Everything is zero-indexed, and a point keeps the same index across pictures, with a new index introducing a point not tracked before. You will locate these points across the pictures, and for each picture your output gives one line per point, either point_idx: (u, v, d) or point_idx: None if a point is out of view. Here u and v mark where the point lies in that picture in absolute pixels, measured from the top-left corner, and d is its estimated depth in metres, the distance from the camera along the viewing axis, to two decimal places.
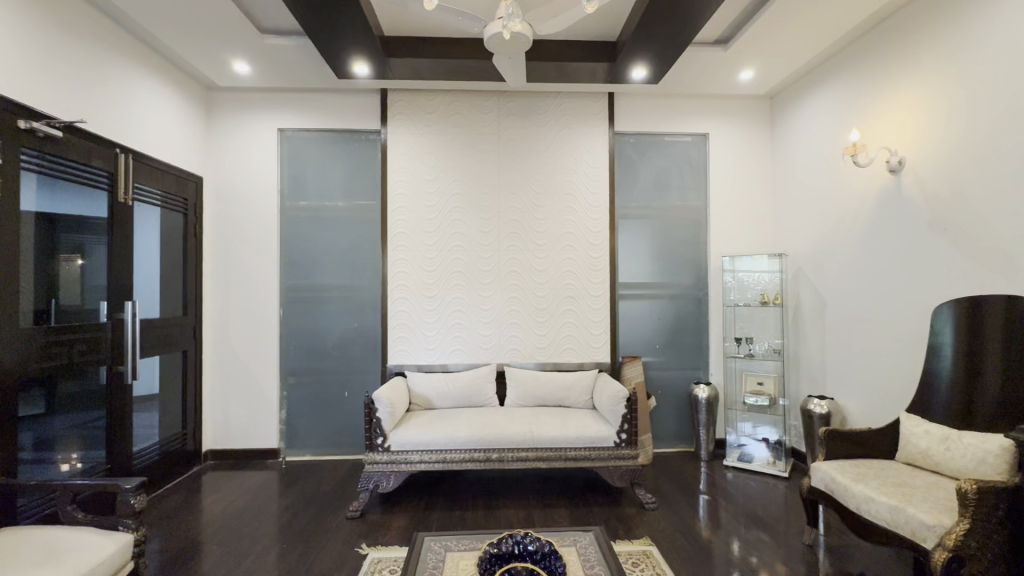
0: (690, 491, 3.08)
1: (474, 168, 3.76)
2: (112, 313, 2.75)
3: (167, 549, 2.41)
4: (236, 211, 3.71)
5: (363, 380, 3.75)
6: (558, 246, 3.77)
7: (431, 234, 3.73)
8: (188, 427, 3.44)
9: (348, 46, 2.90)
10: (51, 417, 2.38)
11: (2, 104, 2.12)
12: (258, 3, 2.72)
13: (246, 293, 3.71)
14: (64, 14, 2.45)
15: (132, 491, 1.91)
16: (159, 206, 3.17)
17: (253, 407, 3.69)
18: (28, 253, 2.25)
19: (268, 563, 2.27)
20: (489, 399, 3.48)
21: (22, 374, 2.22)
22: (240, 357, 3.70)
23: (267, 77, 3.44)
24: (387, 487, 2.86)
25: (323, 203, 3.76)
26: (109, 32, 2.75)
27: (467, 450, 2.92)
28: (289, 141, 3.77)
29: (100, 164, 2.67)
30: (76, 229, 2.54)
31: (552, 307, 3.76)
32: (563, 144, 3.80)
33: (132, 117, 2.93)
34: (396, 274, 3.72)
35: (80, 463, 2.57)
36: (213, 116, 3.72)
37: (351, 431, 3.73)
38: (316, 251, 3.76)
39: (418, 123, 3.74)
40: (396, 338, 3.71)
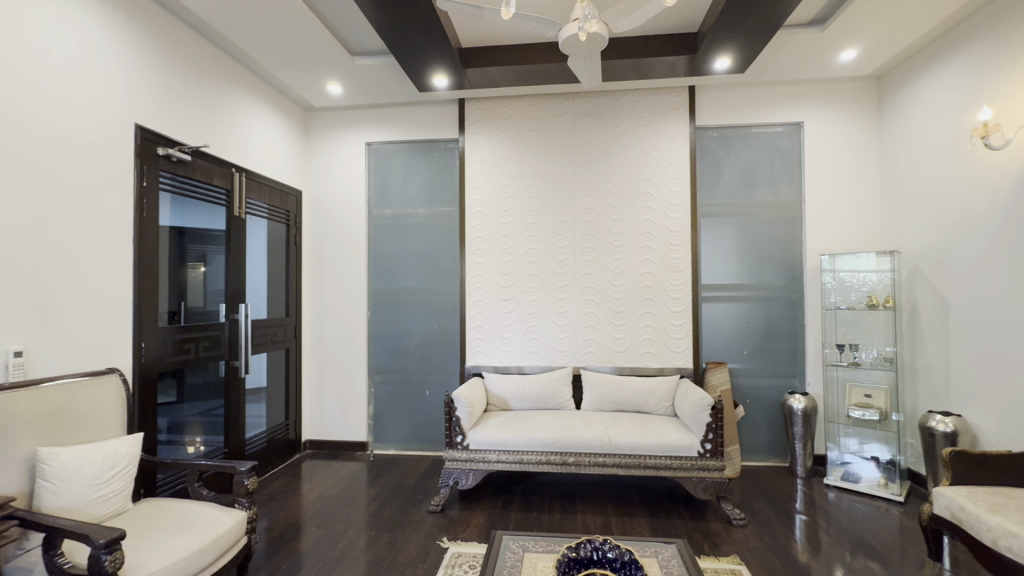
0: (785, 509, 2.84)
1: (549, 171, 3.77)
2: (228, 314, 3.10)
3: (274, 527, 2.66)
4: (330, 220, 4.04)
5: (443, 379, 3.89)
6: (636, 247, 3.67)
7: (507, 238, 3.79)
8: (290, 418, 3.78)
9: (430, 59, 3.04)
10: (181, 404, 2.74)
11: (145, 135, 2.49)
12: (348, 28, 2.93)
13: (338, 296, 4.01)
14: (191, 54, 2.82)
15: (245, 473, 2.14)
16: (267, 219, 3.53)
17: (345, 401, 3.98)
18: (164, 262, 2.61)
19: (359, 548, 2.44)
20: (565, 403, 3.46)
21: (160, 367, 2.57)
22: (333, 355, 4.01)
23: (356, 95, 3.70)
24: (466, 484, 2.95)
25: (406, 210, 3.97)
26: (226, 67, 3.12)
27: (543, 452, 2.92)
28: (376, 154, 4.02)
29: (219, 183, 3.02)
30: (201, 240, 2.90)
31: (630, 310, 3.66)
32: (640, 143, 3.69)
33: (245, 140, 3.30)
34: (474, 277, 3.83)
35: (204, 446, 2.92)
36: (311, 135, 4.08)
37: (432, 428, 3.89)
38: (399, 256, 3.97)
39: (495, 130, 3.82)
40: (474, 340, 3.81)
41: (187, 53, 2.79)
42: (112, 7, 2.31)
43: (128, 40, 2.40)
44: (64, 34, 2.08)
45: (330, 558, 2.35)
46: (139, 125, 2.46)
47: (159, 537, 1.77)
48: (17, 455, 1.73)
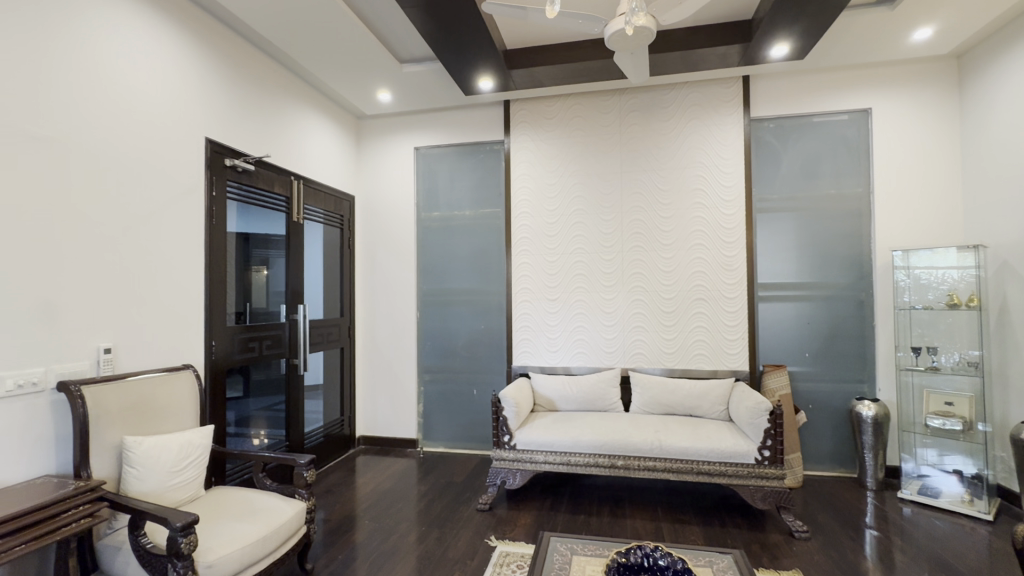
0: (853, 523, 2.66)
1: (596, 170, 3.73)
2: (288, 315, 3.28)
3: (331, 519, 2.78)
4: (382, 224, 4.17)
5: (490, 379, 3.93)
6: (686, 245, 3.56)
7: (553, 238, 3.78)
8: (344, 414, 3.94)
9: (475, 63, 3.08)
10: (247, 399, 2.92)
11: (215, 148, 2.69)
12: (397, 36, 3.02)
13: (389, 298, 4.14)
14: (254, 70, 3.01)
15: (305, 466, 2.25)
16: (323, 224, 3.70)
17: (396, 399, 4.10)
18: (231, 266, 2.80)
19: (410, 542, 2.51)
20: (614, 405, 3.40)
21: (229, 364, 2.76)
22: (385, 354, 4.14)
23: (405, 101, 3.81)
24: (514, 484, 2.96)
25: (453, 212, 4.04)
26: (286, 80, 3.31)
27: (591, 455, 2.89)
28: (424, 158, 4.12)
29: (280, 190, 3.19)
30: (265, 245, 3.08)
31: (681, 310, 3.55)
32: (691, 137, 3.57)
33: (302, 149, 3.47)
34: (520, 278, 3.84)
35: (267, 439, 3.10)
36: (363, 142, 4.23)
37: (480, 427, 3.93)
38: (447, 257, 4.05)
39: (540, 130, 3.81)
40: (521, 340, 3.82)
41: (250, 69, 2.98)
42: (184, 30, 2.50)
43: (199, 60, 2.59)
44: (148, 60, 2.29)
45: (383, 551, 2.43)
46: (210, 139, 2.65)
47: (227, 523, 1.90)
48: (108, 443, 1.91)
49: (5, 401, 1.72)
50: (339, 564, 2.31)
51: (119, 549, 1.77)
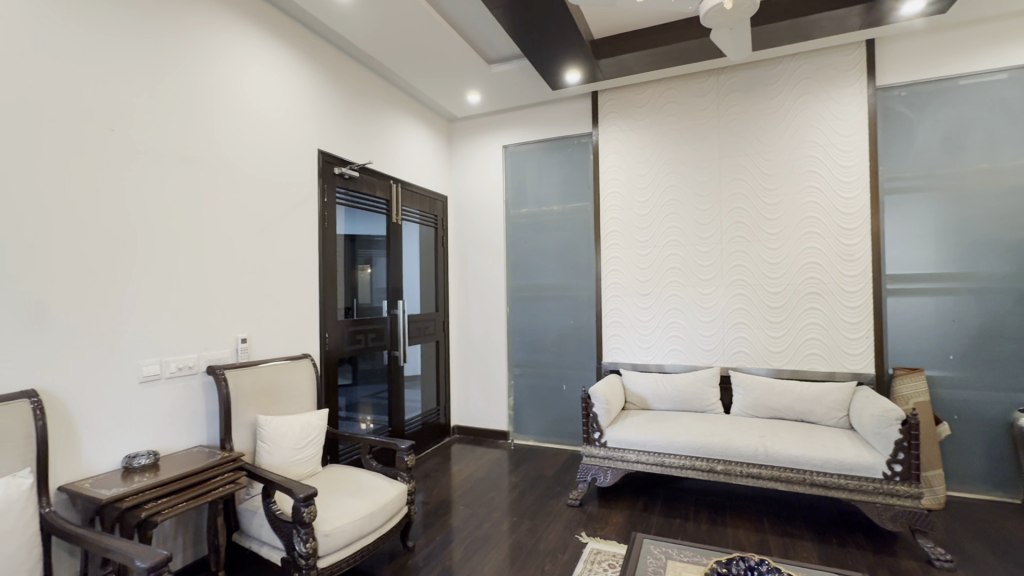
0: (1015, 557, 2.25)
1: (691, 157, 3.52)
2: (390, 310, 3.52)
3: (429, 502, 2.95)
4: (473, 222, 4.32)
5: (580, 375, 3.90)
6: (796, 233, 3.24)
7: (644, 230, 3.64)
8: (440, 404, 4.15)
9: (561, 56, 3.06)
10: (355, 386, 3.19)
11: (326, 158, 2.96)
12: (485, 37, 3.10)
13: (480, 293, 4.27)
14: (357, 83, 3.27)
15: (405, 450, 2.41)
16: (419, 224, 3.92)
17: (488, 391, 4.23)
18: (340, 265, 3.07)
19: (503, 531, 2.58)
20: (712, 406, 3.20)
21: (339, 354, 3.03)
22: (477, 348, 4.29)
23: (494, 101, 3.89)
24: (605, 482, 2.91)
25: (541, 208, 4.06)
26: (385, 90, 3.55)
27: (687, 457, 2.75)
28: (513, 155, 4.18)
29: (381, 194, 3.44)
30: (369, 245, 3.34)
31: (790, 306, 3.24)
32: (801, 115, 3.24)
33: (400, 154, 3.70)
34: (610, 272, 3.75)
35: (373, 424, 3.36)
36: (455, 144, 4.41)
37: (570, 423, 3.92)
38: (536, 253, 4.08)
39: (630, 120, 3.69)
40: (611, 336, 3.74)
41: (355, 83, 3.24)
42: (299, 55, 2.78)
43: (311, 80, 2.87)
44: (271, 86, 2.59)
45: (477, 537, 2.52)
46: (322, 150, 2.93)
47: (341, 499, 2.10)
48: (245, 421, 2.20)
49: (170, 381, 2.06)
50: (437, 545, 2.44)
51: (255, 513, 2.03)
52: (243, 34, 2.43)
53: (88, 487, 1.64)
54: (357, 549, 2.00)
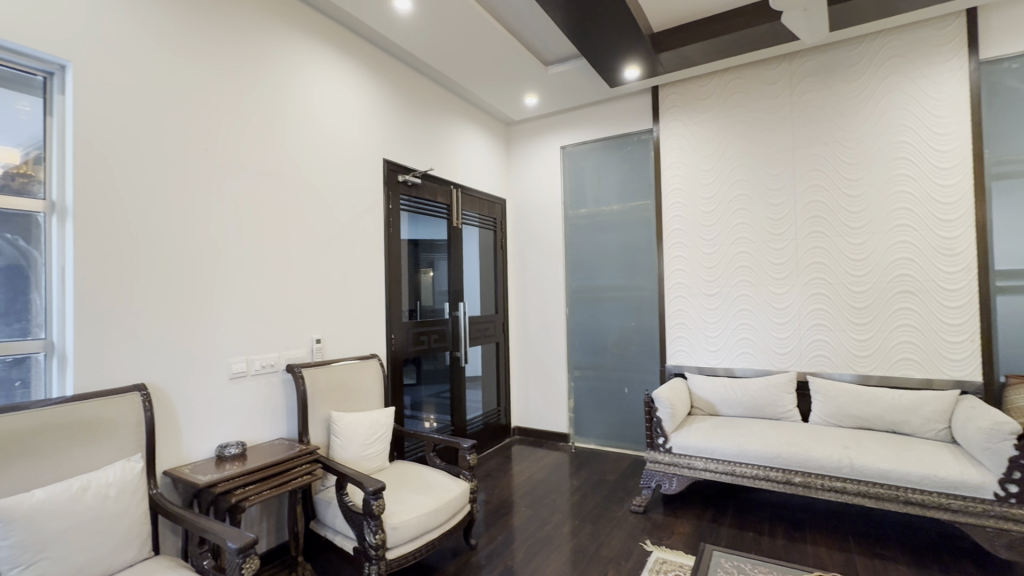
0: None
1: (760, 149, 3.33)
2: (451, 311, 3.61)
3: (491, 501, 2.99)
4: (531, 224, 4.34)
5: (643, 378, 3.79)
6: (883, 227, 2.97)
7: (710, 227, 3.49)
8: (500, 404, 4.19)
9: (619, 53, 3.01)
10: (419, 386, 3.30)
11: (390, 167, 3.10)
12: (542, 38, 3.10)
13: (539, 295, 4.28)
14: (419, 93, 3.39)
15: (467, 449, 2.45)
16: (478, 227, 3.99)
17: (548, 393, 4.22)
18: (404, 269, 3.20)
19: (564, 534, 2.56)
20: (788, 413, 3.00)
21: (404, 354, 3.16)
22: (537, 349, 4.29)
23: (551, 103, 3.89)
24: (670, 489, 2.81)
25: (600, 208, 4.00)
26: (445, 98, 3.65)
27: (760, 466, 2.60)
28: (571, 155, 4.15)
29: (442, 200, 3.54)
30: (430, 249, 3.45)
31: (877, 305, 2.98)
32: (887, 97, 2.97)
33: (460, 159, 3.79)
34: (673, 272, 3.63)
35: (436, 422, 3.46)
36: (513, 147, 4.45)
37: (632, 427, 3.82)
38: (595, 253, 4.03)
39: (694, 113, 3.55)
40: (675, 338, 3.61)
41: (417, 93, 3.37)
42: (365, 69, 2.94)
43: (377, 93, 3.02)
44: (341, 101, 2.75)
45: (538, 538, 2.53)
46: (386, 159, 3.07)
47: (408, 494, 2.18)
48: (320, 417, 2.34)
49: (255, 378, 2.24)
50: (499, 544, 2.47)
51: (329, 503, 2.16)
52: (315, 54, 2.60)
53: (188, 472, 1.82)
54: (423, 544, 2.07)
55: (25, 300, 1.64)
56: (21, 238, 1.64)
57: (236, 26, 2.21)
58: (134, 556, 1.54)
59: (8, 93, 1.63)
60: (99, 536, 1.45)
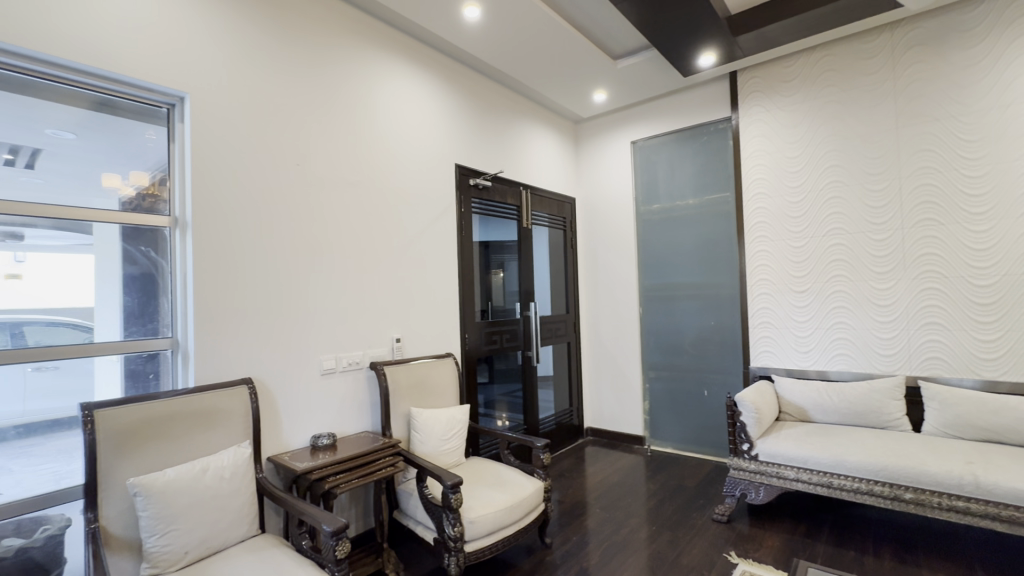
0: None
1: (857, 130, 3.04)
2: (523, 311, 3.64)
3: (564, 502, 2.99)
4: (601, 222, 4.27)
5: (723, 380, 3.59)
6: (1013, 211, 2.59)
7: (798, 219, 3.24)
8: (573, 404, 4.17)
9: (693, 40, 2.89)
10: (492, 384, 3.37)
11: (462, 171, 3.19)
12: (610, 32, 3.05)
13: (611, 294, 4.20)
14: (489, 97, 3.46)
15: (541, 448, 2.46)
16: (548, 227, 4.00)
17: (621, 394, 4.13)
18: (476, 270, 3.28)
19: (641, 539, 2.50)
20: (895, 422, 2.70)
21: (478, 353, 3.24)
22: (609, 349, 4.22)
23: (620, 97, 3.81)
24: (757, 499, 2.65)
25: (674, 202, 3.85)
26: (514, 100, 3.70)
27: (861, 479, 2.37)
28: (642, 150, 4.04)
29: (512, 201, 3.59)
30: (501, 250, 3.50)
31: (1007, 301, 2.60)
32: (1016, 62, 2.59)
33: (529, 160, 3.82)
34: (756, 268, 3.41)
35: (509, 421, 3.51)
36: (582, 145, 4.41)
37: (713, 431, 3.64)
38: (669, 250, 3.88)
39: (777, 97, 3.31)
40: (759, 339, 3.39)
41: (486, 98, 3.44)
42: (438, 79, 3.05)
43: (449, 101, 3.13)
44: (416, 111, 2.89)
45: (614, 541, 2.48)
46: (458, 164, 3.17)
47: (484, 489, 2.23)
48: (401, 412, 2.46)
49: (343, 374, 2.40)
50: (574, 545, 2.46)
51: (411, 495, 2.27)
52: (392, 68, 2.75)
53: (288, 459, 2.00)
54: (499, 539, 2.11)
55: (155, 304, 1.88)
56: (152, 250, 1.89)
57: (322, 49, 2.39)
58: (244, 533, 1.71)
59: (139, 124, 1.88)
60: (217, 513, 1.63)
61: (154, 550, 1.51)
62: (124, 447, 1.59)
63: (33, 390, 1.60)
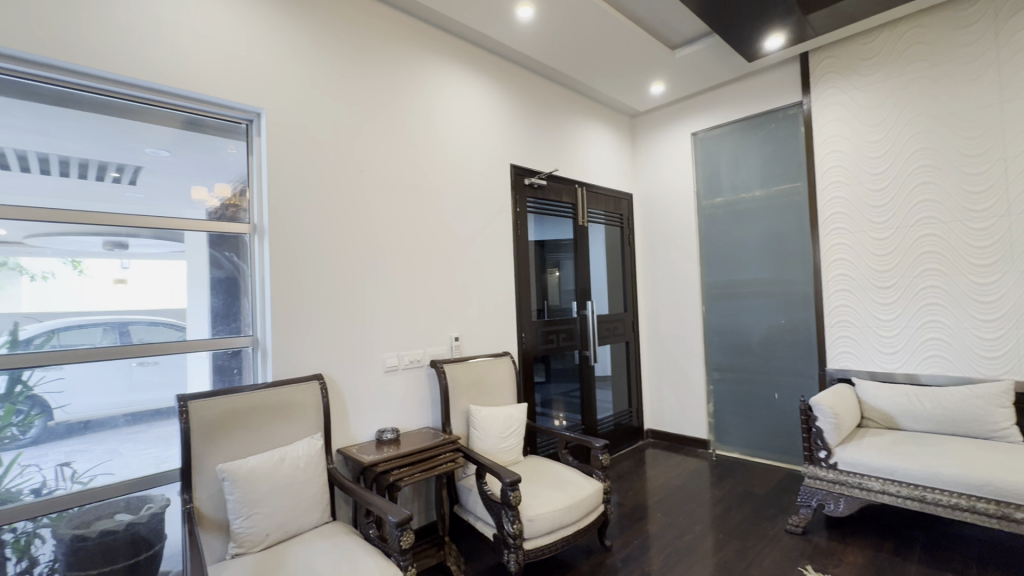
0: None
1: (951, 108, 2.75)
2: (579, 310, 3.61)
3: (625, 504, 2.93)
4: (660, 218, 4.14)
5: (796, 383, 3.37)
6: None
7: (880, 209, 2.97)
8: (632, 405, 4.07)
9: (758, 23, 2.73)
10: (549, 383, 3.37)
11: (517, 171, 3.21)
12: (667, 21, 2.95)
13: (672, 292, 4.07)
14: (543, 96, 3.46)
15: (599, 449, 2.43)
16: (605, 224, 3.94)
17: (683, 396, 3.99)
18: (532, 269, 3.29)
19: (706, 546, 2.40)
20: (1003, 432, 2.41)
21: (534, 352, 3.25)
22: (670, 349, 4.08)
23: (679, 88, 3.67)
24: (836, 511, 2.48)
25: (739, 195, 3.66)
26: (568, 97, 3.67)
27: (960, 494, 2.14)
28: (703, 142, 3.87)
29: (567, 199, 3.57)
30: (556, 249, 3.49)
31: None
32: None
33: (585, 157, 3.78)
34: (832, 263, 3.17)
35: (566, 421, 3.50)
36: (639, 140, 4.30)
37: (785, 437, 3.42)
38: (734, 245, 3.70)
39: (855, 77, 3.06)
40: (837, 338, 3.15)
41: (541, 97, 3.44)
42: (493, 81, 3.09)
43: (504, 102, 3.16)
44: (472, 114, 2.94)
45: (677, 548, 2.40)
46: (513, 165, 3.19)
47: (543, 488, 2.23)
48: (460, 410, 2.52)
49: (405, 371, 2.49)
50: (635, 549, 2.40)
51: (470, 490, 2.31)
52: (449, 73, 2.82)
53: (355, 451, 2.10)
54: (558, 538, 2.10)
55: (238, 305, 2.04)
56: (234, 255, 2.05)
57: (382, 59, 2.49)
58: (318, 520, 1.82)
59: (222, 140, 2.05)
60: (294, 500, 1.75)
61: (239, 531, 1.64)
62: (214, 435, 1.74)
63: (138, 382, 1.79)
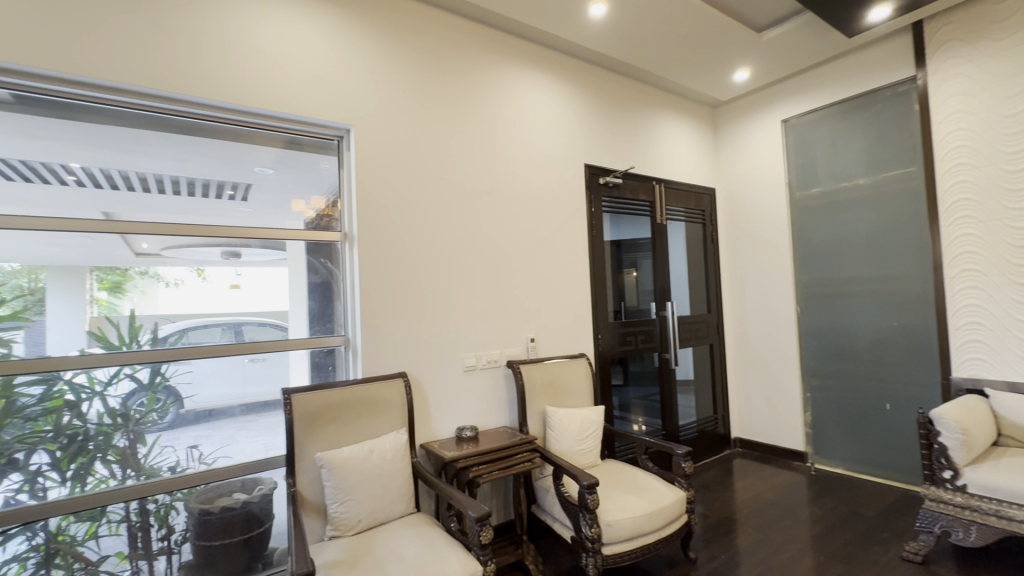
0: None
1: None
2: (659, 311, 3.48)
3: (710, 516, 2.77)
4: (746, 213, 3.88)
5: (912, 393, 2.99)
6: None
7: (1020, 193, 2.57)
8: (717, 411, 3.85)
9: None
10: (627, 386, 3.28)
11: (591, 171, 3.18)
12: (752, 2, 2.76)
13: (761, 291, 3.79)
14: (619, 92, 3.39)
15: (682, 456, 2.31)
16: (685, 221, 3.77)
17: (776, 403, 3.70)
18: (608, 270, 3.24)
19: (804, 568, 2.21)
20: None
21: (611, 354, 3.18)
22: (760, 353, 3.81)
23: (767, 73, 3.43)
24: (964, 540, 2.16)
25: (838, 184, 3.34)
26: (644, 91, 3.56)
27: None
28: (796, 129, 3.58)
29: (644, 197, 3.46)
30: (633, 249, 3.40)
31: None
32: None
33: (663, 152, 3.64)
34: (957, 256, 2.79)
35: (645, 425, 3.39)
36: (722, 131, 4.07)
37: (899, 453, 3.05)
38: (834, 240, 3.37)
39: (985, 43, 2.67)
40: (965, 343, 2.76)
41: (616, 93, 3.37)
42: (567, 81, 3.08)
43: (578, 101, 3.14)
44: (546, 115, 2.95)
45: (770, 567, 2.23)
46: (588, 164, 3.16)
47: (621, 494, 2.18)
48: (536, 410, 2.53)
49: (483, 371, 2.56)
50: (722, 565, 2.27)
51: (547, 491, 2.31)
52: (523, 77, 2.86)
53: (438, 447, 2.19)
54: (638, 546, 2.04)
55: (332, 307, 2.22)
56: (328, 262, 2.23)
57: (460, 69, 2.58)
58: (404, 510, 1.93)
59: (316, 157, 2.24)
60: (382, 490, 1.87)
61: (336, 516, 1.79)
62: (314, 427, 1.90)
63: (250, 377, 2.00)
